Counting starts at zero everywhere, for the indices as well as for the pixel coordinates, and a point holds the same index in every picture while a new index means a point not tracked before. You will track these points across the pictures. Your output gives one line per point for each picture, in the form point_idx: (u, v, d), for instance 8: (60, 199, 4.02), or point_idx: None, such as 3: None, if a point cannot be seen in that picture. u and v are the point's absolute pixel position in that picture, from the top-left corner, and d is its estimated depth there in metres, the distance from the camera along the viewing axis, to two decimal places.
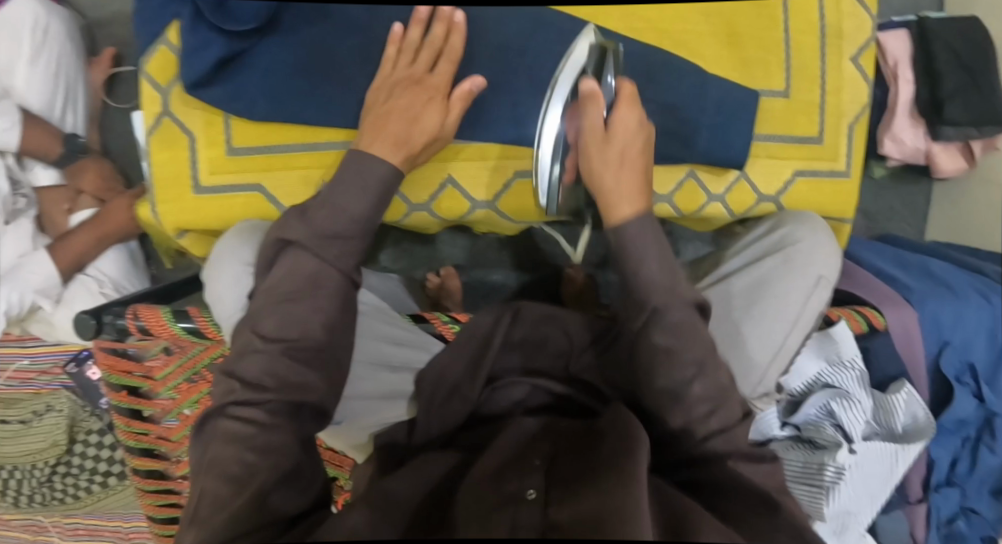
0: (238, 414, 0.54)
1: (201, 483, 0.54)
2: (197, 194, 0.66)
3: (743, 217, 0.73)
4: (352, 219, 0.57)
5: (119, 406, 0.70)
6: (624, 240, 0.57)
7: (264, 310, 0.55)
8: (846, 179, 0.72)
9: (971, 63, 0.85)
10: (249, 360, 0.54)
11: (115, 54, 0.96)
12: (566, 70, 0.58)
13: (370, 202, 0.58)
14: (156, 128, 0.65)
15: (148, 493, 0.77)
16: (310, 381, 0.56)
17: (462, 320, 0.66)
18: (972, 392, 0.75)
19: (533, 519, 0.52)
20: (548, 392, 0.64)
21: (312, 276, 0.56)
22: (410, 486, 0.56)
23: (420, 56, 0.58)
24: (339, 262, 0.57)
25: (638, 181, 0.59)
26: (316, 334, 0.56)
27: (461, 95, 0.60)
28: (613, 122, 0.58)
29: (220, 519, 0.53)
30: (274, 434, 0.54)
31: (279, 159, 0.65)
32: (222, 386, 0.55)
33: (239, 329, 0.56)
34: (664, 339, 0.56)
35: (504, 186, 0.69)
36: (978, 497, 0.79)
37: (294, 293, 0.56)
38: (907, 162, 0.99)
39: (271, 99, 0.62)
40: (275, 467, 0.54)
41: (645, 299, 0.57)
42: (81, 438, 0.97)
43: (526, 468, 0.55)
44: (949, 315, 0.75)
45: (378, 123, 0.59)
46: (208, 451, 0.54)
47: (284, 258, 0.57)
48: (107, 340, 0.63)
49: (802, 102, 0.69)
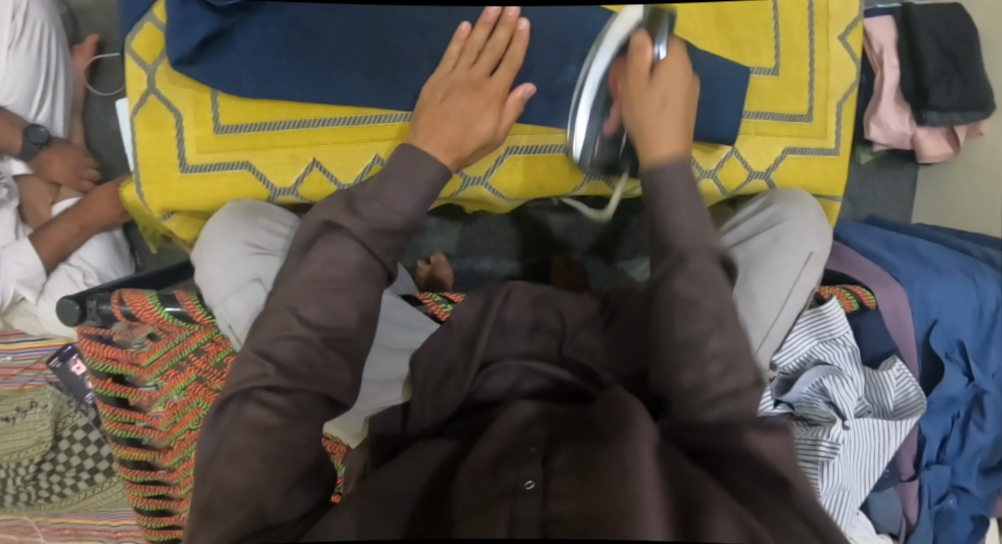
0: (267, 399, 0.51)
1: (215, 474, 0.50)
2: (184, 173, 0.65)
3: (733, 195, 0.72)
4: (402, 215, 0.55)
5: (105, 395, 0.68)
6: (660, 180, 0.56)
7: (308, 295, 0.52)
8: (836, 156, 0.72)
9: (955, 50, 0.89)
10: (285, 343, 0.52)
11: (97, 41, 0.98)
12: (616, 26, 0.58)
13: (420, 202, 0.56)
14: (142, 106, 0.63)
15: (135, 485, 0.76)
16: (341, 375, 0.54)
17: (456, 301, 0.67)
18: (962, 369, 0.76)
19: (533, 511, 0.49)
20: (544, 377, 0.62)
21: (352, 263, 0.53)
22: (415, 477, 0.54)
23: (482, 59, 0.58)
24: (385, 258, 0.55)
25: (678, 128, 0.58)
26: (350, 325, 0.54)
27: (514, 103, 0.61)
28: (659, 71, 0.58)
29: (235, 515, 0.49)
30: (297, 426, 0.52)
31: (268, 138, 0.63)
32: (249, 369, 0.52)
33: (271, 309, 0.53)
34: (684, 289, 0.54)
35: (497, 161, 0.66)
36: (967, 476, 0.82)
37: (338, 282, 0.53)
38: (892, 146, 1.02)
39: (258, 78, 0.60)
40: (292, 461, 0.52)
41: (672, 242, 0.55)
42: (66, 434, 0.98)
43: (525, 457, 0.52)
44: (937, 294, 0.77)
45: (435, 120, 0.59)
46: (223, 439, 0.51)
47: (325, 243, 0.54)
48: (91, 325, 0.63)
49: (792, 81, 0.70)
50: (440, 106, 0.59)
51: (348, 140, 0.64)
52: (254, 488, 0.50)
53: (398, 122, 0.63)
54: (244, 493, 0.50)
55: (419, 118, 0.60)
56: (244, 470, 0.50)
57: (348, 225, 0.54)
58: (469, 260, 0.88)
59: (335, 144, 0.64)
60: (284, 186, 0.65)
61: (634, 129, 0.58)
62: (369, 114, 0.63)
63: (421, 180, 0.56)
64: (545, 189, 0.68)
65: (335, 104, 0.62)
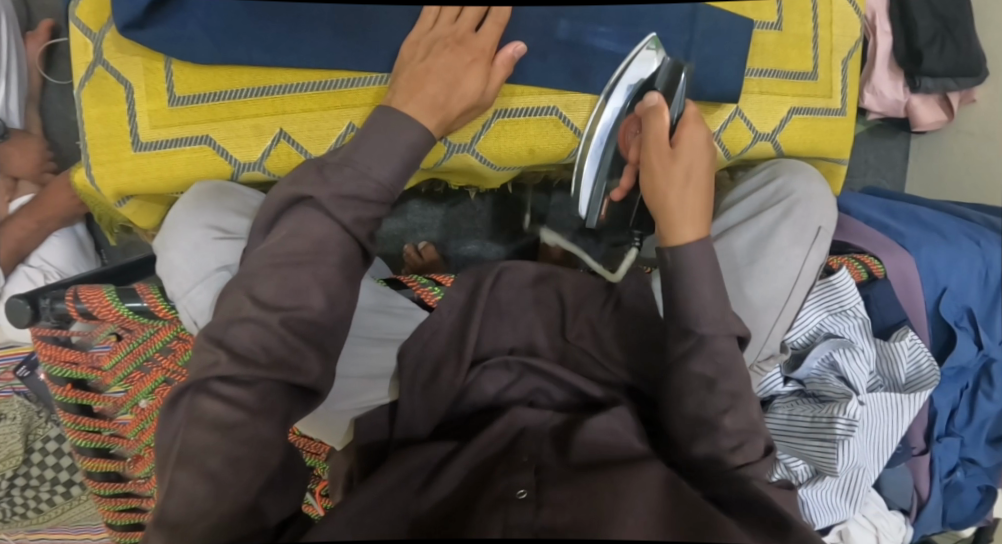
0: (222, 391, 0.46)
1: (169, 474, 0.45)
2: (137, 151, 0.59)
3: (736, 159, 0.68)
4: (379, 183, 0.50)
5: (66, 402, 0.63)
6: (683, 263, 0.53)
7: (264, 272, 0.47)
8: (842, 117, 0.70)
9: (948, 13, 0.86)
10: (240, 329, 0.46)
11: (52, 26, 0.91)
12: (622, 85, 0.59)
13: (398, 168, 0.51)
14: (89, 78, 0.59)
15: (105, 499, 0.71)
16: (307, 363, 0.48)
17: (444, 284, 0.59)
18: (971, 338, 0.73)
19: (527, 519, 0.46)
20: (536, 373, 0.58)
21: (318, 236, 0.48)
22: (395, 479, 0.50)
23: (466, 14, 0.53)
24: (354, 227, 0.49)
25: (704, 203, 0.55)
26: (314, 308, 0.48)
27: (503, 61, 0.56)
28: (679, 140, 0.57)
29: (199, 526, 0.45)
30: (261, 423, 0.46)
31: (229, 107, 0.58)
32: (202, 358, 0.46)
33: (229, 291, 0.48)
34: (701, 368, 0.52)
35: (484, 127, 0.61)
36: (976, 448, 0.81)
37: (298, 256, 0.48)
38: (887, 114, 1.05)
39: (216, 40, 0.55)
40: (262, 464, 0.47)
41: (694, 325, 0.52)
42: (38, 447, 0.93)
43: (518, 465, 0.50)
44: (944, 259, 0.73)
45: (414, 80, 0.54)
46: (178, 437, 0.46)
47: (290, 216, 0.49)
48: (46, 327, 0.58)
49: (795, 36, 0.67)
50: (419, 69, 0.54)
51: (314, 107, 0.58)
52: (212, 499, 0.45)
53: (374, 85, 0.58)
54: (203, 502, 0.45)
55: (398, 77, 0.55)
56: (203, 476, 0.45)
57: (313, 193, 0.49)
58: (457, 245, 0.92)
59: (303, 112, 0.59)
60: (248, 160, 0.60)
61: (656, 203, 0.56)
62: (340, 78, 0.58)
63: (400, 145, 0.51)
64: (536, 153, 0.64)
65: (300, 67, 0.57)
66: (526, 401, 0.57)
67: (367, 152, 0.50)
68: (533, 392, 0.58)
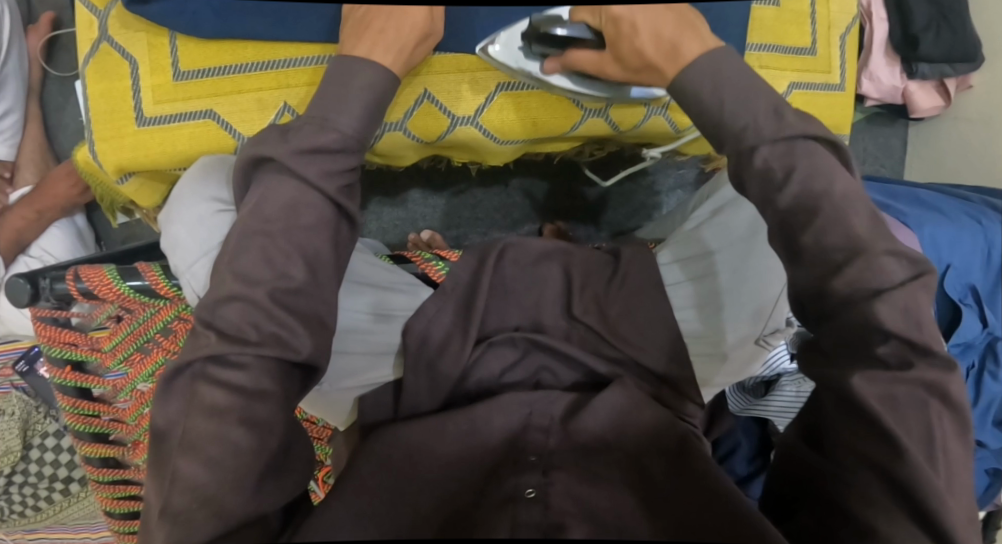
0: (217, 375, 0.43)
1: (172, 463, 0.43)
2: (140, 127, 0.62)
3: (687, 133, 0.72)
4: (341, 132, 0.48)
5: (64, 386, 0.63)
6: None
7: (244, 246, 0.45)
8: (840, 91, 0.71)
9: None
10: (228, 308, 0.44)
11: (51, 18, 0.99)
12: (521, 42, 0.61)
13: (362, 117, 0.50)
14: (93, 54, 0.61)
15: (103, 486, 0.69)
16: (299, 338, 0.45)
17: (448, 258, 0.62)
18: (976, 314, 0.76)
19: (534, 519, 0.43)
20: (548, 355, 0.58)
21: (291, 201, 0.46)
22: (402, 475, 0.48)
23: None
24: (323, 182, 0.47)
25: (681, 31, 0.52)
26: (297, 277, 0.46)
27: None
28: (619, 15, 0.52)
29: (201, 521, 0.41)
30: (259, 405, 0.43)
31: (233, 82, 0.61)
32: (196, 340, 0.44)
33: (215, 272, 0.46)
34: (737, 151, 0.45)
35: (486, 100, 0.65)
36: (984, 430, 0.78)
37: (274, 224, 0.45)
38: (883, 99, 0.97)
39: (219, 16, 0.58)
40: (262, 447, 0.43)
41: None
42: (36, 442, 0.93)
43: (527, 465, 0.48)
44: (947, 235, 0.75)
45: (363, 25, 0.53)
46: (179, 424, 0.44)
47: (259, 183, 0.47)
48: (46, 307, 0.59)
49: (792, 12, 0.68)
50: (365, 13, 0.53)
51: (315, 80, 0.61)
52: (213, 486, 0.42)
53: None
54: (204, 491, 0.42)
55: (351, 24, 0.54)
56: (204, 461, 0.42)
57: (275, 153, 0.46)
58: (455, 231, 0.98)
59: (306, 85, 0.62)
60: (251, 134, 0.63)
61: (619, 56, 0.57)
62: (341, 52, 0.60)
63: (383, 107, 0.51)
64: (539, 126, 0.67)
65: (304, 42, 0.60)
66: (531, 381, 0.57)
67: (333, 105, 0.49)
68: (538, 372, 0.58)
